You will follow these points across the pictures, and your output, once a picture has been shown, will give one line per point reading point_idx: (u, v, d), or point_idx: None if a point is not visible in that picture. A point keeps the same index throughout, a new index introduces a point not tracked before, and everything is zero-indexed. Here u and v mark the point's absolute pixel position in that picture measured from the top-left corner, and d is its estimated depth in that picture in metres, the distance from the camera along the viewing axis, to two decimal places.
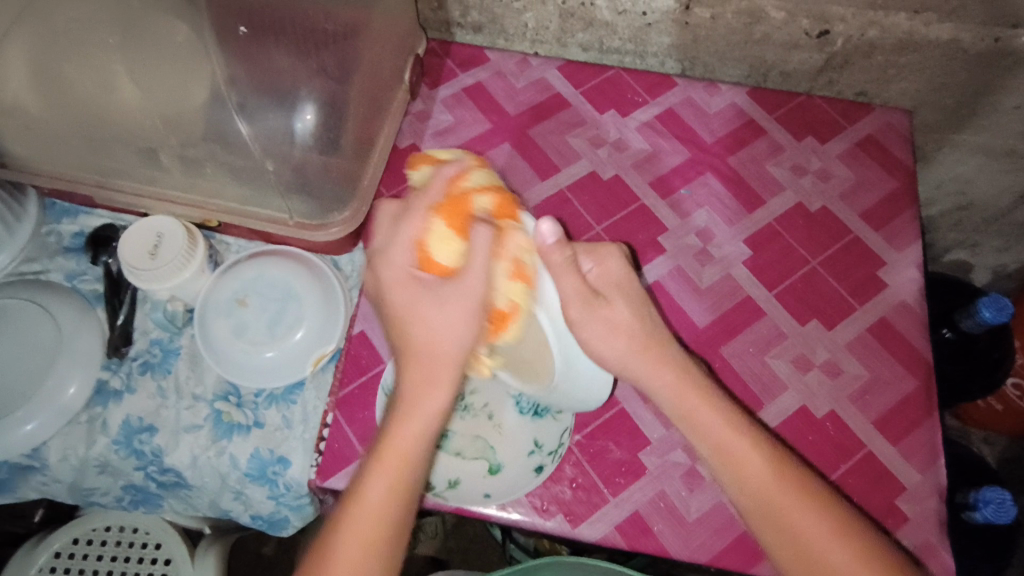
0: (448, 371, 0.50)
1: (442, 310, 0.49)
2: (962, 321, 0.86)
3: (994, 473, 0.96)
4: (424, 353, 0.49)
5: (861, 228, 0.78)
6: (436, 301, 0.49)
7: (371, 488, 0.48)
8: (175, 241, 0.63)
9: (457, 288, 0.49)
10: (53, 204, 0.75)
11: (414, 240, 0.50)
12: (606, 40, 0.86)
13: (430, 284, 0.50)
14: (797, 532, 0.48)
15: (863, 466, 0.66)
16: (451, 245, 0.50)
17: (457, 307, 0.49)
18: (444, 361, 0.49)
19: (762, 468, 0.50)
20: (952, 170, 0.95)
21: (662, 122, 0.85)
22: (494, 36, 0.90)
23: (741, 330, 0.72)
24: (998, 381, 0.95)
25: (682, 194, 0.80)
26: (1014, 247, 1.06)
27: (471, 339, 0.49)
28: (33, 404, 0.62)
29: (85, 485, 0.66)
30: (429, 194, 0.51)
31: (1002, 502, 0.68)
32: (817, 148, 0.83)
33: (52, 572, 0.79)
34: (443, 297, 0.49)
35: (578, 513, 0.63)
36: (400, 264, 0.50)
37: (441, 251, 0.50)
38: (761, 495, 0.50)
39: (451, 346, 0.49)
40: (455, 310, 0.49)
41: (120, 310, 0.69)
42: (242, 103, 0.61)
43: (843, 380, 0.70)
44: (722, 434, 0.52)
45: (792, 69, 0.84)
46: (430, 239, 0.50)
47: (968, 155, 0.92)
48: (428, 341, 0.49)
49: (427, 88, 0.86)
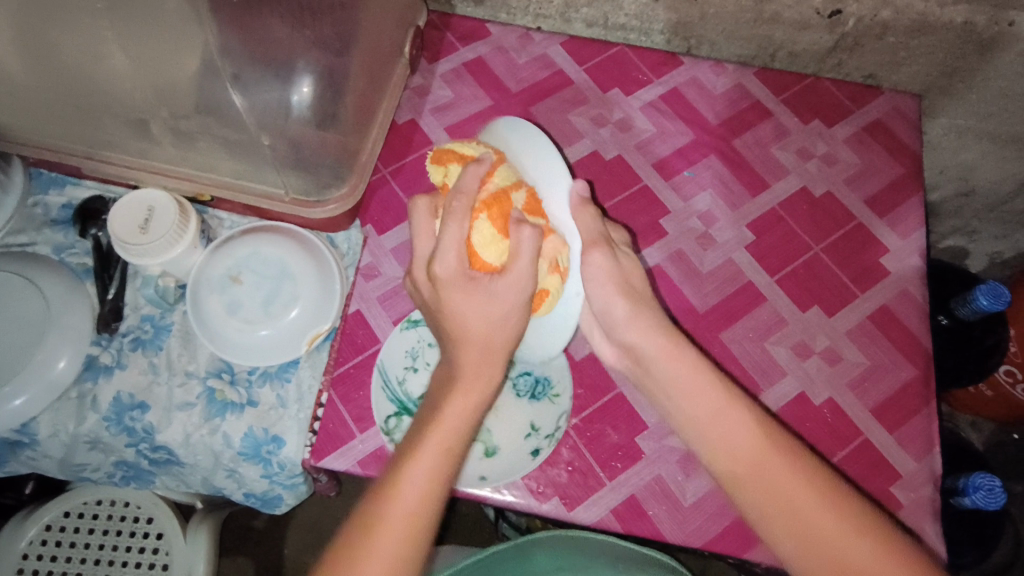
0: (494, 362, 0.48)
1: (490, 306, 0.48)
2: (959, 308, 0.85)
3: (984, 460, 0.97)
4: (480, 340, 0.47)
5: (865, 214, 0.77)
6: (482, 293, 0.48)
7: (410, 481, 0.42)
8: (166, 215, 0.62)
9: (503, 287, 0.48)
10: (40, 174, 0.72)
11: (461, 240, 0.48)
12: (611, 16, 0.84)
13: (468, 276, 0.48)
14: (794, 506, 0.46)
15: (860, 453, 0.66)
16: (496, 246, 0.53)
17: (504, 304, 0.48)
18: (492, 349, 0.48)
19: (754, 442, 0.49)
20: (956, 156, 0.94)
21: (666, 101, 0.83)
22: (496, 9, 0.87)
23: (741, 315, 0.72)
24: (990, 368, 0.95)
25: (685, 176, 0.79)
26: (1012, 235, 1.06)
27: (514, 332, 0.48)
28: (21, 379, 0.61)
29: (76, 461, 0.65)
30: (470, 192, 0.49)
31: (991, 488, 0.68)
32: (823, 131, 0.81)
33: (42, 545, 0.78)
34: (493, 293, 0.48)
35: (573, 496, 0.63)
36: (451, 267, 0.48)
37: (487, 251, 0.53)
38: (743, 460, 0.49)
39: (493, 332, 0.48)
40: (503, 298, 0.48)
41: (110, 285, 0.67)
42: (236, 75, 0.57)
43: (842, 368, 0.69)
44: (716, 404, 0.52)
45: (801, 49, 0.82)
46: (474, 238, 0.52)
47: (973, 141, 0.90)
48: (478, 331, 0.47)
49: (427, 62, 0.84)
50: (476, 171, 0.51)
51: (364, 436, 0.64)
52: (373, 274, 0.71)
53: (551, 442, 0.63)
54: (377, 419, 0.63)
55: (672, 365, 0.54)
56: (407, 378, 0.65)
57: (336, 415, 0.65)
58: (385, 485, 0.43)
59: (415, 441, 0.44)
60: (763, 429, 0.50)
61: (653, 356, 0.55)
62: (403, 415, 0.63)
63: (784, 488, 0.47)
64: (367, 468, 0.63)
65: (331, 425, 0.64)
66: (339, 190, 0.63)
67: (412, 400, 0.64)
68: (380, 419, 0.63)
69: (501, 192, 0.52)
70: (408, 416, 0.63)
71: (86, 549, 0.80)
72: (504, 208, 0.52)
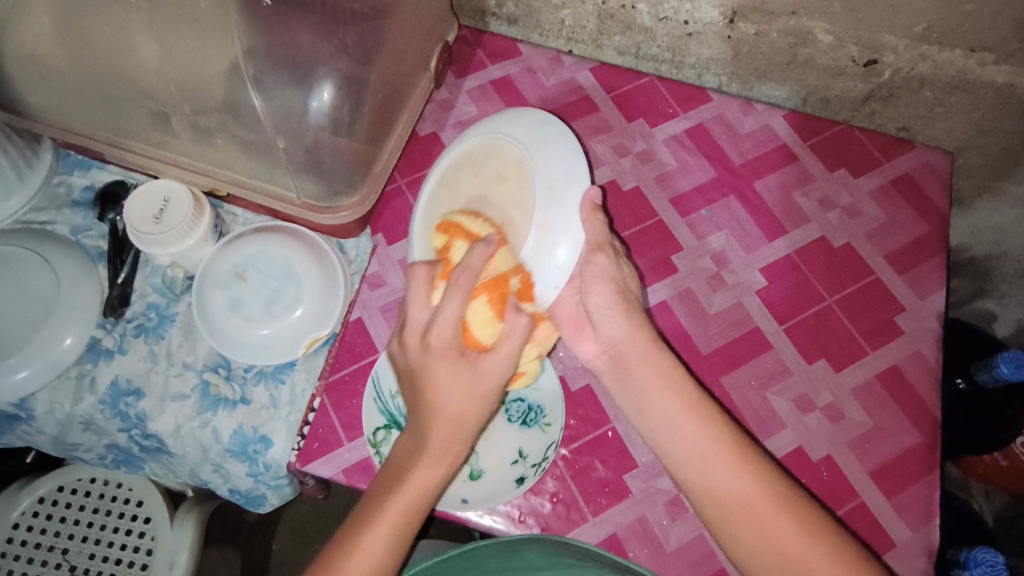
0: (461, 445, 0.49)
1: (474, 385, 0.48)
2: (978, 373, 0.83)
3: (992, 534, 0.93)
4: (454, 421, 0.48)
5: (884, 270, 0.75)
6: (468, 374, 0.48)
7: (367, 547, 0.46)
8: (180, 208, 0.63)
9: (488, 365, 0.49)
10: (68, 155, 0.75)
11: (459, 318, 0.49)
12: (644, 46, 0.84)
13: (461, 359, 0.48)
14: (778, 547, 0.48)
15: (852, 518, 0.64)
16: (490, 326, 0.50)
17: (485, 388, 0.49)
18: (463, 437, 0.49)
19: (735, 477, 0.51)
20: (989, 219, 0.91)
21: (690, 137, 0.82)
22: (529, 30, 0.87)
23: (745, 361, 0.70)
24: (1006, 439, 0.92)
25: (702, 214, 0.78)
26: None
27: (483, 418, 0.50)
28: (25, 354, 0.62)
29: (69, 441, 0.67)
30: (474, 271, 0.49)
31: (993, 566, 0.66)
32: (849, 181, 0.80)
33: (33, 517, 0.79)
34: (478, 375, 0.49)
35: (554, 528, 0.62)
36: (444, 343, 0.49)
37: (479, 329, 0.50)
38: (709, 478, 0.51)
39: (468, 416, 0.49)
40: (468, 381, 0.48)
41: (121, 269, 0.68)
42: (257, 78, 0.58)
43: (844, 426, 0.67)
44: (678, 417, 0.54)
45: (833, 96, 0.81)
46: (470, 316, 0.50)
47: (1008, 205, 0.88)
48: (456, 414, 0.48)
49: (455, 77, 0.84)
50: (482, 251, 0.50)
51: (351, 445, 0.64)
52: (378, 283, 0.71)
53: (539, 470, 0.61)
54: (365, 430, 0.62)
55: (652, 387, 0.55)
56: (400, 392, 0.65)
57: (325, 421, 0.64)
58: (344, 543, 0.47)
59: (377, 503, 0.48)
60: (727, 447, 0.52)
61: (634, 368, 0.56)
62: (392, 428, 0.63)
63: (746, 510, 0.50)
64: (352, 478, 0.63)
65: (320, 430, 0.64)
66: (350, 197, 0.63)
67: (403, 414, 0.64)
68: (368, 431, 0.62)
69: (504, 275, 0.51)
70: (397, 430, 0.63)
71: (74, 526, 0.81)
72: (505, 290, 0.51)
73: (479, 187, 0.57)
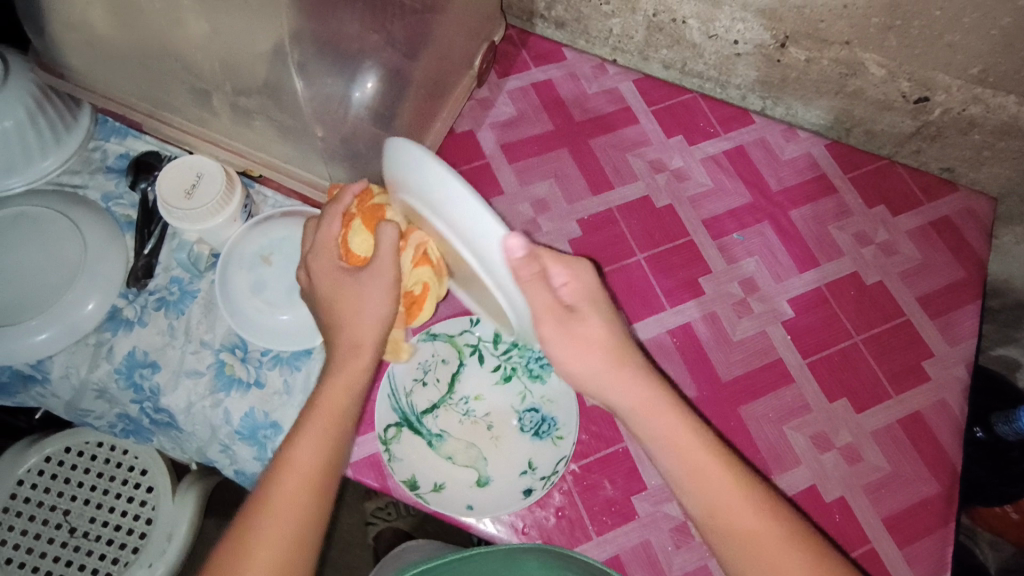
0: (366, 348, 0.53)
1: (360, 295, 0.53)
2: (999, 424, 0.81)
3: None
4: (354, 334, 0.53)
5: (915, 313, 0.73)
6: (349, 282, 0.53)
7: (256, 530, 0.45)
8: (213, 185, 0.62)
9: (365, 275, 0.53)
10: (106, 121, 0.75)
11: (335, 239, 0.56)
12: (690, 62, 0.82)
13: (343, 269, 0.54)
14: None
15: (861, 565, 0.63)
16: (363, 239, 0.56)
17: (372, 287, 0.52)
18: (367, 343, 0.53)
19: (743, 509, 0.48)
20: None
21: (728, 159, 0.81)
22: (576, 35, 0.86)
23: (765, 393, 0.69)
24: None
25: (734, 238, 0.77)
26: None
27: (384, 317, 0.53)
28: (47, 316, 0.63)
29: (81, 406, 0.67)
30: (341, 203, 0.56)
31: None
32: (887, 219, 0.78)
33: (39, 475, 0.80)
34: (357, 281, 0.53)
35: (557, 543, 0.61)
36: (326, 258, 0.55)
37: (356, 241, 0.56)
38: (714, 508, 0.49)
39: (361, 327, 0.53)
40: (373, 290, 0.53)
41: (148, 241, 0.68)
42: (301, 63, 0.56)
43: (860, 469, 0.66)
44: (680, 446, 0.50)
45: (879, 130, 0.79)
46: (352, 240, 0.56)
47: None
48: (350, 322, 0.53)
49: (497, 76, 0.84)
50: (354, 188, 0.56)
51: (362, 439, 0.64)
52: None
53: (548, 483, 0.60)
54: (378, 425, 0.62)
55: (648, 420, 0.51)
56: (414, 390, 0.65)
57: None
58: (239, 540, 0.46)
59: (286, 453, 0.49)
60: (730, 475, 0.50)
61: (626, 412, 0.52)
62: (403, 427, 0.62)
63: (753, 542, 0.48)
64: (360, 473, 0.62)
65: None
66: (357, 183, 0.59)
67: (415, 413, 0.64)
68: (380, 426, 0.62)
69: (377, 204, 0.56)
70: (407, 428, 0.63)
71: (78, 488, 0.81)
72: (375, 214, 0.55)
73: (462, 269, 0.51)
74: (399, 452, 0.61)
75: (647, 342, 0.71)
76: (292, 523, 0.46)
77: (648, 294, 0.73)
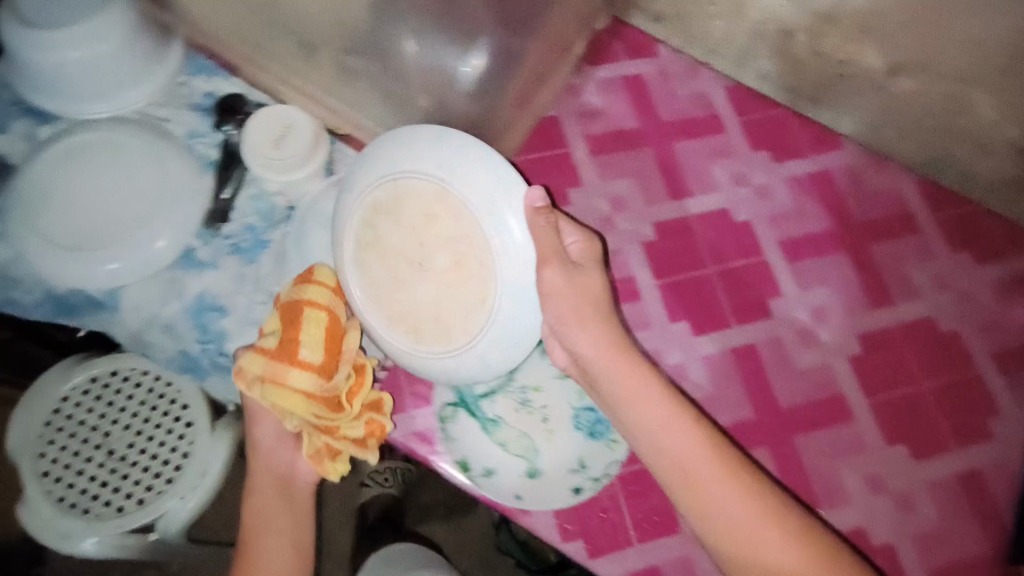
0: (283, 467, 0.63)
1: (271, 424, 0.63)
2: None
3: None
4: (275, 475, 0.62)
5: (986, 365, 0.71)
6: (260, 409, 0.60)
7: None
8: (304, 138, 0.63)
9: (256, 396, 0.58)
10: (195, 57, 0.73)
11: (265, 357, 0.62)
12: (789, 76, 0.79)
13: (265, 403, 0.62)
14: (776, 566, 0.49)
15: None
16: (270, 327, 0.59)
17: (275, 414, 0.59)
18: (283, 475, 0.63)
19: (720, 480, 0.52)
20: None
21: (812, 181, 0.79)
22: (673, 33, 0.83)
23: (824, 426, 0.68)
24: None
25: (811, 264, 0.75)
26: None
27: (296, 425, 0.58)
28: (122, 248, 0.63)
29: (145, 340, 0.66)
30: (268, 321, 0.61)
31: None
32: (969, 266, 0.76)
33: (83, 394, 0.79)
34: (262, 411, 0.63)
35: (598, 545, 0.61)
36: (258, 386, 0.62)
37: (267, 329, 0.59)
38: (695, 481, 0.52)
39: (277, 435, 0.63)
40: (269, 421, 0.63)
41: (226, 185, 0.68)
42: (419, 30, 0.59)
43: (915, 517, 0.66)
44: (661, 427, 0.54)
45: (975, 174, 0.76)
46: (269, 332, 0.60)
47: None
48: (266, 467, 0.62)
49: (589, 64, 0.82)
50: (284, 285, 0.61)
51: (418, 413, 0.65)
52: None
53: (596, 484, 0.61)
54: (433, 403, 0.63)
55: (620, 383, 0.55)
56: None
57: (394, 382, 0.65)
58: None
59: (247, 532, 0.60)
60: (713, 455, 0.53)
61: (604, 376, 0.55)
62: (459, 408, 0.62)
63: (734, 528, 0.51)
64: (410, 446, 0.64)
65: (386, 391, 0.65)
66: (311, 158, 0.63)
67: (471, 396, 0.63)
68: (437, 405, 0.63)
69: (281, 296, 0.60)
70: (463, 410, 0.62)
71: (120, 412, 0.79)
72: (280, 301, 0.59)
73: (433, 275, 0.56)
74: (454, 432, 0.62)
75: (709, 357, 0.70)
76: (286, 555, 0.59)
77: (716, 309, 0.72)
